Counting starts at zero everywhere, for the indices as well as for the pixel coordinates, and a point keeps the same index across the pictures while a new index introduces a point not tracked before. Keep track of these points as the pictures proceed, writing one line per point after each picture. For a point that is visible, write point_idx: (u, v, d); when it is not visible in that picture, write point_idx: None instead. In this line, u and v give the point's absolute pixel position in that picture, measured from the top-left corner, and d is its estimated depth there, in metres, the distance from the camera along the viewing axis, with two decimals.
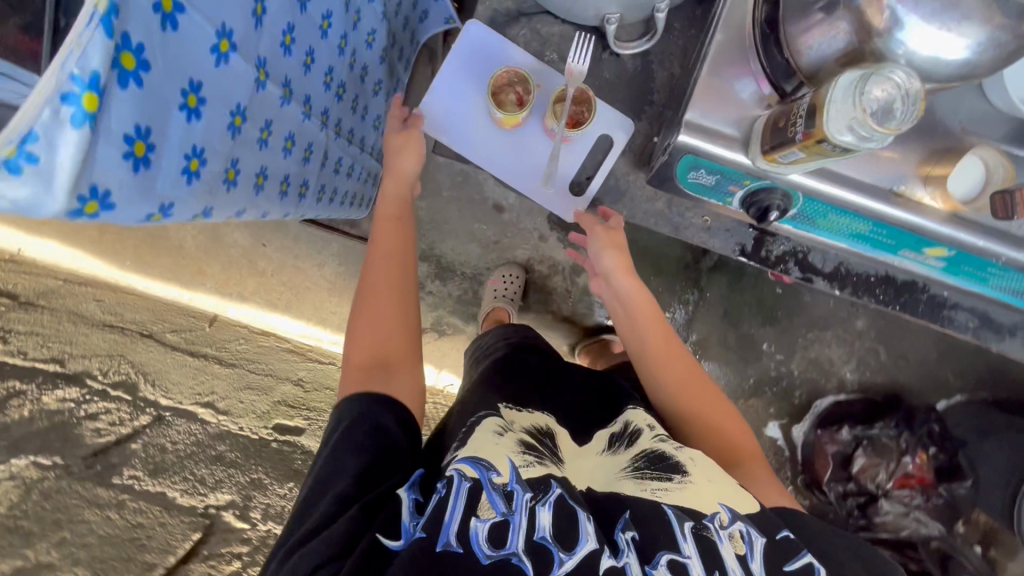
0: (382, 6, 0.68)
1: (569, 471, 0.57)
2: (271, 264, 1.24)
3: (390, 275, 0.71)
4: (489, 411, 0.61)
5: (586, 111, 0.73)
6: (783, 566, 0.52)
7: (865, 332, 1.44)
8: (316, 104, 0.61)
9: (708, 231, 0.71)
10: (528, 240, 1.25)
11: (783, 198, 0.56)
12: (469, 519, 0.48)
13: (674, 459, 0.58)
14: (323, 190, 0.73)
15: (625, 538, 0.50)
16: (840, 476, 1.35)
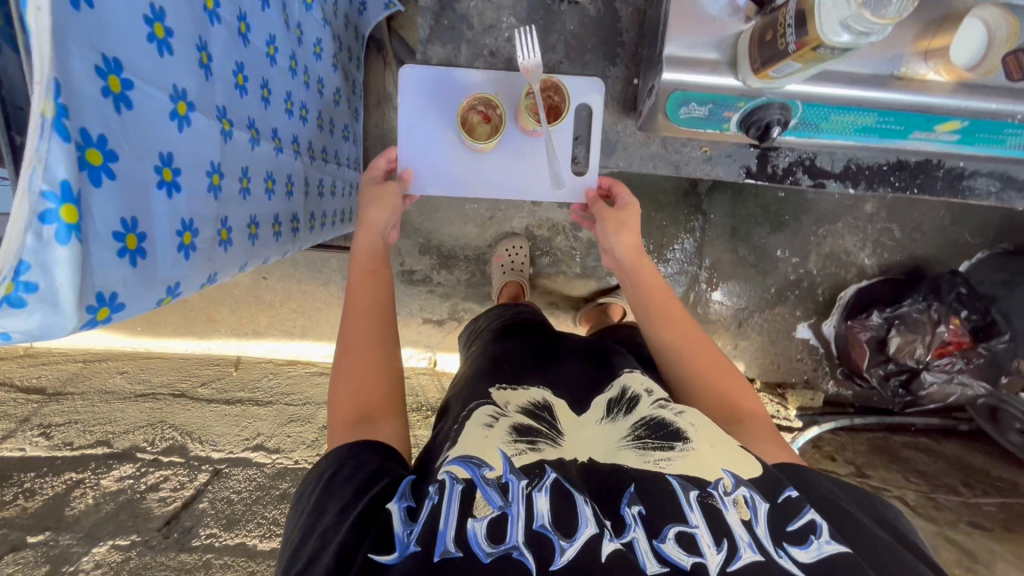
0: (320, 11, 0.64)
1: (564, 450, 0.58)
2: (278, 295, 1.25)
3: (372, 328, 0.65)
4: (481, 399, 0.63)
5: (556, 96, 0.69)
6: (787, 527, 0.51)
7: (875, 215, 1.42)
8: (284, 135, 0.59)
9: (709, 161, 0.70)
10: (522, 208, 1.23)
11: (782, 110, 0.53)
12: (466, 520, 0.48)
13: (675, 425, 0.60)
14: (313, 217, 0.72)
15: (632, 513, 0.51)
16: (878, 359, 1.34)
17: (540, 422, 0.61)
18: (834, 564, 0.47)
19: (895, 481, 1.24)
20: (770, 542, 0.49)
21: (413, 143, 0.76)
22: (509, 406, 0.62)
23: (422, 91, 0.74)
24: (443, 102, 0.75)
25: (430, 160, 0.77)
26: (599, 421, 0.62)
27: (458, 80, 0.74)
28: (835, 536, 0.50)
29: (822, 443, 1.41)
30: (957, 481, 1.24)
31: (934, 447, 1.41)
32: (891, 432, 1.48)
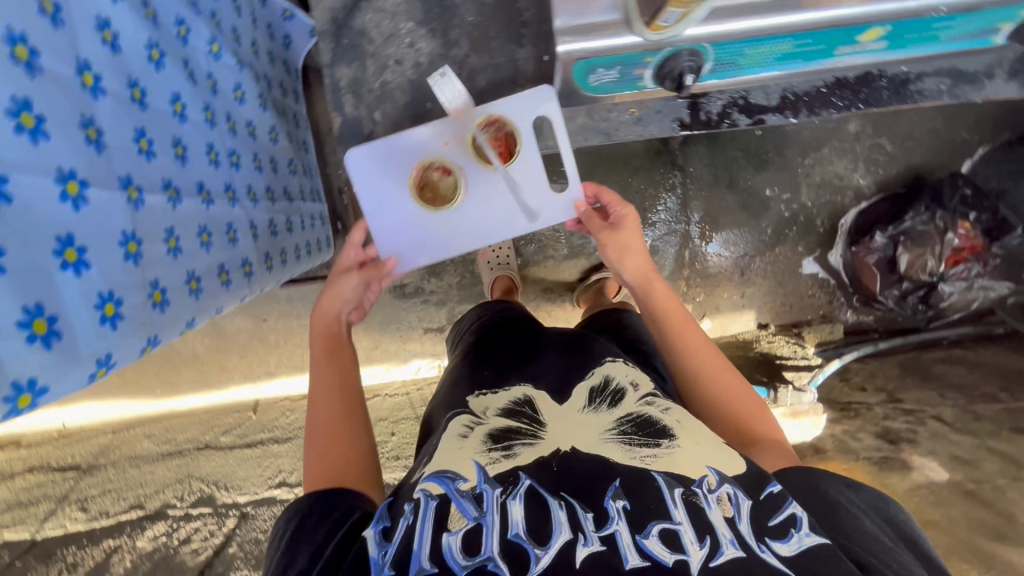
0: (234, 56, 0.65)
1: (542, 447, 0.63)
2: (280, 333, 1.28)
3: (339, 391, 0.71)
4: (460, 410, 0.70)
5: (501, 125, 0.75)
6: (768, 522, 0.55)
7: (861, 132, 1.37)
8: (212, 186, 0.60)
9: (640, 122, 0.69)
10: None
11: (691, 57, 0.53)
12: (442, 535, 0.55)
13: (663, 423, 0.65)
14: (271, 256, 0.74)
15: (616, 507, 0.56)
16: (891, 280, 1.29)
17: (518, 419, 0.67)
18: (814, 559, 0.52)
19: (929, 401, 1.20)
20: (752, 538, 0.54)
21: (386, 219, 0.79)
22: (487, 413, 0.68)
23: (384, 167, 0.77)
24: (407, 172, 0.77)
25: (407, 231, 0.79)
26: (581, 411, 0.67)
27: (411, 144, 0.76)
28: (814, 528, 0.55)
29: (849, 376, 1.37)
30: (997, 389, 1.20)
31: (970, 358, 1.35)
32: (924, 351, 1.43)
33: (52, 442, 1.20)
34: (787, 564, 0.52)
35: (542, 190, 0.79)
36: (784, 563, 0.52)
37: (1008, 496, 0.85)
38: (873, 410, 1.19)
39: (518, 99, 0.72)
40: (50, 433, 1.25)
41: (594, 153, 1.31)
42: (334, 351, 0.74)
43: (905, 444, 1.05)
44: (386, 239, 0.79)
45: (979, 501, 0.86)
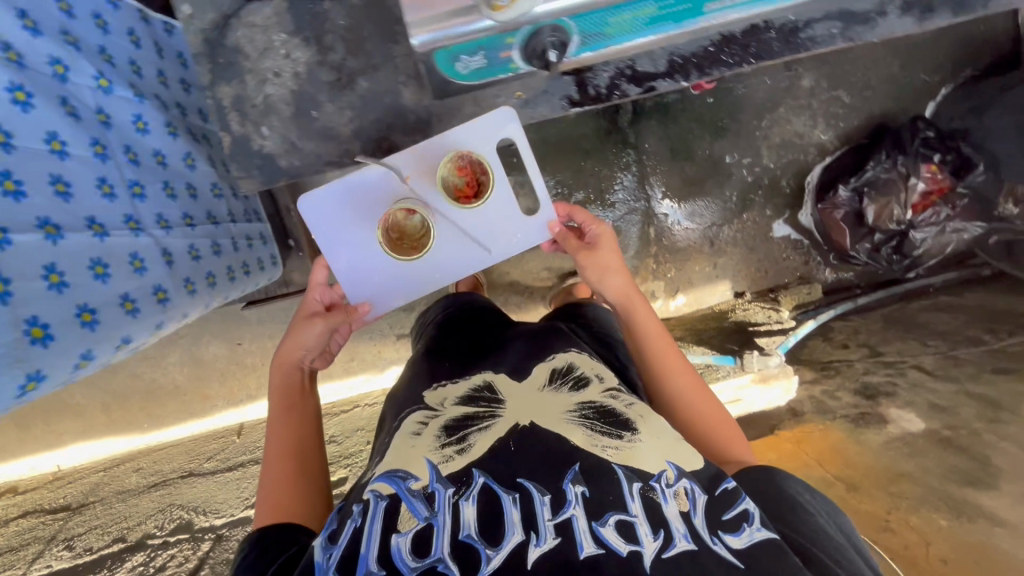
0: (128, 87, 0.65)
1: (496, 429, 0.64)
2: (256, 355, 1.29)
3: (287, 421, 0.73)
4: (417, 405, 0.70)
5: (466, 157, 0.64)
6: (723, 516, 0.57)
7: (816, 87, 1.34)
8: (108, 219, 0.59)
9: (528, 104, 0.63)
10: None
11: (554, 33, 0.50)
12: (391, 537, 0.56)
13: (625, 416, 0.65)
14: (197, 280, 0.70)
15: (575, 492, 0.58)
16: (861, 233, 1.27)
17: (476, 404, 0.68)
18: (761, 552, 0.54)
19: (911, 351, 1.18)
20: (704, 531, 0.56)
21: (350, 262, 0.80)
22: (443, 404, 0.69)
23: (342, 210, 0.77)
24: (366, 213, 0.77)
25: (374, 272, 0.81)
26: (541, 390, 0.68)
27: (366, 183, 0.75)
28: (765, 522, 0.56)
29: (832, 334, 1.35)
30: (980, 331, 1.17)
31: (954, 303, 1.32)
32: (908, 300, 1.41)
33: (47, 485, 1.24)
34: (736, 556, 0.54)
35: (511, 218, 0.81)
36: (733, 556, 0.54)
37: (983, 439, 0.82)
38: (853, 366, 1.17)
39: (479, 120, 0.63)
40: (46, 477, 1.29)
41: (545, 141, 1.30)
42: (293, 404, 0.74)
43: (884, 397, 1.02)
44: (355, 279, 0.81)
45: (953, 447, 0.83)
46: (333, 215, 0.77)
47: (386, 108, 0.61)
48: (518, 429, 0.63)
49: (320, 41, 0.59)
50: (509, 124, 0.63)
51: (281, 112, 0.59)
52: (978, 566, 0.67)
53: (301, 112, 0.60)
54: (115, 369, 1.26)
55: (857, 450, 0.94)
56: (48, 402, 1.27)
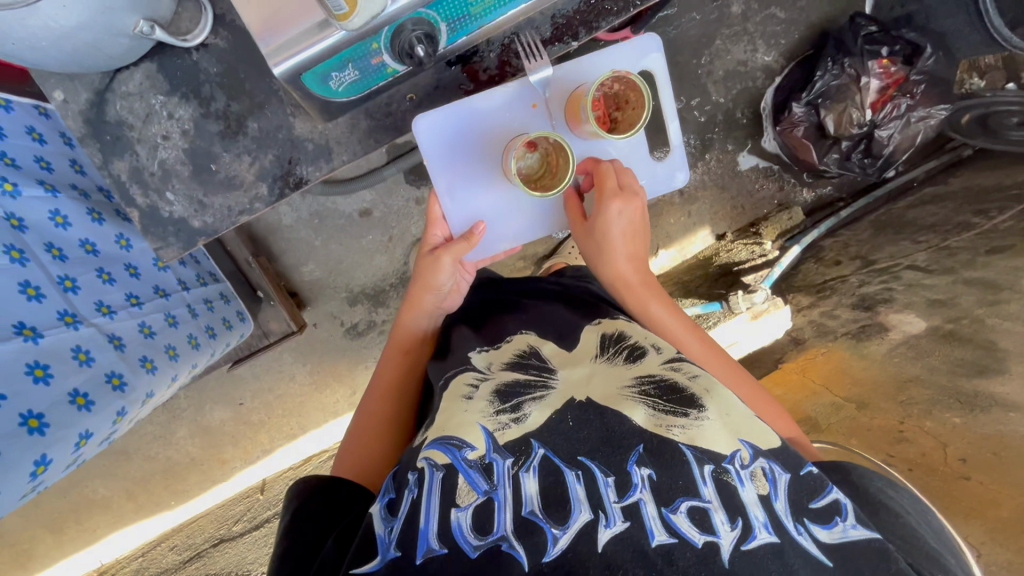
0: (36, 187, 0.65)
1: (551, 402, 0.65)
2: (261, 410, 1.30)
3: (395, 370, 0.83)
4: (464, 366, 0.72)
5: (611, 88, 0.74)
6: (808, 503, 0.57)
7: (747, 10, 1.30)
8: (39, 320, 0.60)
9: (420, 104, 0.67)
10: (410, 214, 1.23)
11: (415, 25, 0.46)
12: (451, 512, 0.58)
13: (689, 391, 0.64)
14: (154, 357, 0.71)
15: (642, 476, 0.57)
16: (826, 145, 1.23)
17: (526, 371, 0.69)
18: (854, 549, 0.54)
19: (903, 251, 1.15)
20: (788, 515, 0.56)
21: (464, 199, 0.82)
22: (491, 367, 0.70)
23: (467, 136, 0.78)
24: (492, 138, 0.78)
25: (489, 210, 0.83)
26: (595, 359, 0.70)
27: (493, 105, 0.75)
28: (859, 520, 0.56)
29: (823, 253, 1.32)
30: (970, 216, 1.13)
31: (941, 193, 1.29)
32: (893, 200, 1.38)
33: None
34: (825, 549, 0.54)
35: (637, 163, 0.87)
36: (822, 548, 0.54)
37: (987, 325, 0.78)
38: (847, 281, 1.14)
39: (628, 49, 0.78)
40: None
41: None
42: (409, 349, 0.84)
43: (881, 304, 0.99)
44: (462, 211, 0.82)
45: (957, 339, 0.80)
46: (447, 142, 0.77)
47: (284, 142, 0.61)
48: (574, 403, 0.64)
49: (200, 95, 0.59)
50: (655, 52, 0.79)
51: (181, 174, 0.60)
52: (998, 456, 0.66)
53: (201, 168, 0.60)
54: (129, 455, 1.27)
55: (862, 365, 0.93)
56: (72, 502, 1.28)
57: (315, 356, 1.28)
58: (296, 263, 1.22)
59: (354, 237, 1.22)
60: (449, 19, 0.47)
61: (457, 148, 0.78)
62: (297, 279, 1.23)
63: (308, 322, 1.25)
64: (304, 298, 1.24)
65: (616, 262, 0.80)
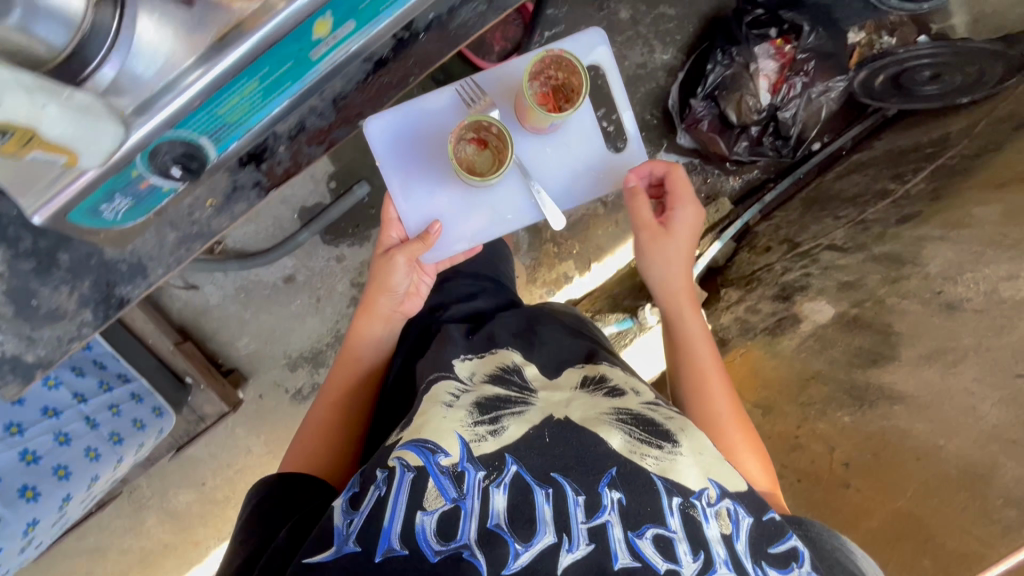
0: None
1: (528, 418, 0.67)
2: (224, 486, 1.30)
3: (343, 380, 0.89)
4: (446, 373, 0.73)
5: (551, 74, 0.87)
6: (766, 548, 0.61)
7: (635, 17, 1.30)
8: None
9: (221, 210, 0.57)
10: (334, 273, 1.24)
11: (168, 148, 0.48)
12: (416, 515, 0.57)
13: (665, 426, 0.68)
14: (43, 483, 0.85)
15: (612, 499, 0.60)
16: (733, 135, 1.21)
17: (508, 387, 0.71)
18: None
19: (824, 230, 1.12)
20: (747, 555, 0.60)
21: (417, 200, 0.94)
22: (473, 378, 0.72)
23: (421, 141, 0.95)
24: (439, 142, 0.95)
25: (443, 209, 0.95)
26: (576, 388, 0.74)
27: (442, 109, 0.94)
28: (814, 567, 0.60)
29: (756, 241, 1.29)
30: (886, 181, 1.12)
31: (864, 159, 1.26)
32: (823, 172, 1.34)
33: None
34: None
35: (594, 153, 0.97)
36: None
37: (887, 306, 0.78)
38: (773, 269, 1.12)
39: (579, 41, 0.96)
40: None
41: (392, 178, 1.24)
42: (357, 359, 0.90)
43: (798, 293, 0.98)
44: (420, 205, 0.94)
45: (862, 325, 0.79)
46: (405, 137, 0.94)
47: (97, 269, 0.55)
48: (552, 421, 0.67)
49: (4, 237, 0.52)
50: (602, 45, 0.96)
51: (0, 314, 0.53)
52: (878, 458, 0.66)
53: (20, 305, 0.53)
54: (104, 549, 1.30)
55: (782, 362, 0.91)
56: None
57: (266, 426, 1.29)
58: (230, 339, 1.23)
59: (282, 304, 1.24)
60: (206, 132, 0.49)
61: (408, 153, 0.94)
62: (234, 355, 1.24)
63: (254, 394, 1.26)
64: (244, 371, 1.25)
65: (668, 266, 0.88)
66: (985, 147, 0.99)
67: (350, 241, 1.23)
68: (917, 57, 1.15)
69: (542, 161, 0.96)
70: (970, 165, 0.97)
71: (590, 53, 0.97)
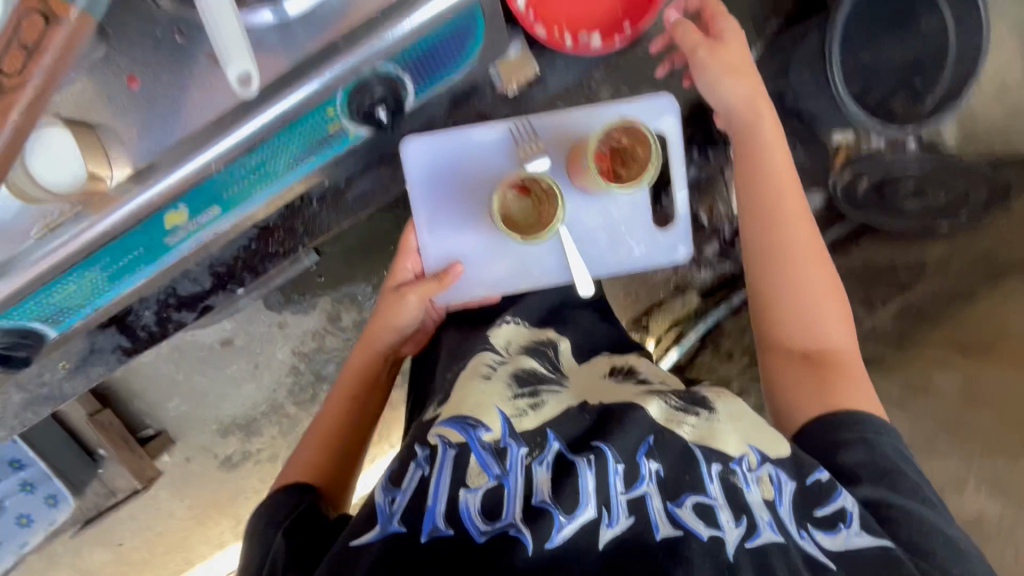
0: None
1: (565, 397, 0.72)
2: (142, 548, 1.23)
3: (343, 396, 0.83)
4: (488, 347, 0.77)
5: (618, 137, 0.79)
6: (811, 511, 0.65)
7: None
8: None
9: (73, 369, 0.79)
10: (274, 339, 1.18)
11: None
12: (461, 491, 0.62)
13: (699, 395, 0.73)
14: None
15: (650, 470, 0.65)
16: (702, 236, 1.19)
17: (542, 363, 0.77)
18: (858, 556, 0.62)
19: None
20: (790, 520, 0.64)
21: (443, 236, 0.86)
22: (510, 351, 0.77)
23: (457, 169, 0.85)
24: (477, 182, 0.85)
25: (468, 250, 0.87)
26: (605, 374, 0.78)
27: (485, 142, 0.84)
28: (863, 527, 0.63)
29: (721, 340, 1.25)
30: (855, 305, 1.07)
31: (840, 268, 1.20)
32: None
33: None
34: (829, 555, 0.62)
35: (635, 228, 0.91)
36: (820, 554, 0.62)
37: None
38: None
39: (645, 107, 0.87)
40: None
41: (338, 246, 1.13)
42: (362, 375, 0.84)
43: None
44: (446, 243, 0.87)
45: None
46: (441, 158, 0.84)
47: None
48: (587, 404, 0.72)
49: None
50: (671, 113, 0.87)
51: None
52: None
53: None
54: None
55: None
56: None
57: (191, 490, 1.22)
58: (158, 399, 1.17)
59: (217, 367, 1.17)
60: (36, 319, 0.64)
61: (441, 182, 0.84)
62: (161, 415, 1.18)
63: (181, 457, 1.20)
64: (172, 433, 1.18)
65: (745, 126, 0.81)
66: (958, 292, 0.95)
67: (293, 308, 1.17)
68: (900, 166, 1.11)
69: (584, 223, 0.89)
70: (939, 311, 0.93)
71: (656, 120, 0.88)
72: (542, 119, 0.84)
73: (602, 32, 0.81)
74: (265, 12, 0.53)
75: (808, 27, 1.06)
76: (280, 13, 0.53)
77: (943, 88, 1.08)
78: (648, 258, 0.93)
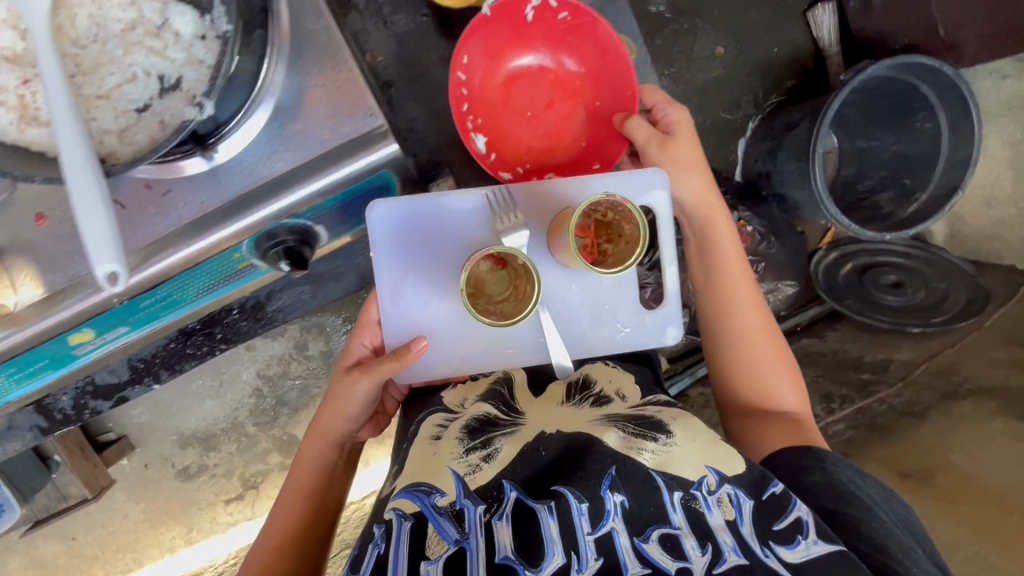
0: None
1: (520, 437, 0.71)
2: (94, 544, 1.26)
3: (302, 496, 0.78)
4: (434, 407, 0.79)
5: (600, 209, 0.72)
6: (771, 526, 0.62)
7: None
8: None
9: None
10: (241, 359, 1.19)
11: None
12: (421, 565, 0.58)
13: (657, 420, 0.72)
14: None
15: (615, 502, 0.62)
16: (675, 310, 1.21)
17: (497, 410, 0.76)
18: (818, 564, 0.59)
19: None
20: (752, 538, 0.61)
21: (409, 306, 0.80)
22: (466, 403, 0.78)
23: (426, 237, 0.79)
24: (450, 250, 0.79)
25: (435, 322, 0.81)
26: (562, 402, 0.77)
27: (456, 211, 0.79)
28: (820, 534, 0.61)
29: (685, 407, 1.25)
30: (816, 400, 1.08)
31: (811, 351, 1.18)
32: None
33: None
34: (790, 567, 0.59)
35: (616, 308, 0.84)
36: (786, 567, 0.59)
37: None
38: None
39: (631, 180, 0.79)
40: None
41: None
42: (322, 471, 0.80)
43: None
44: (413, 316, 0.80)
45: None
46: (405, 224, 0.78)
47: None
48: (546, 436, 0.71)
49: None
50: (660, 189, 0.80)
51: None
52: None
53: None
54: None
55: None
56: None
57: (147, 495, 1.25)
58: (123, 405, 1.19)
59: (182, 381, 1.19)
60: None
61: (406, 249, 0.79)
62: (125, 421, 1.20)
63: (139, 462, 1.22)
64: (133, 439, 1.21)
65: (692, 213, 0.84)
66: (911, 408, 0.94)
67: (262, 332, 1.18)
68: (883, 252, 1.19)
69: (562, 298, 0.82)
70: (890, 425, 0.94)
71: (644, 197, 0.80)
72: (521, 186, 0.79)
73: (554, 168, 0.88)
74: (193, 161, 0.57)
75: (803, 113, 1.06)
76: (209, 159, 0.57)
77: (929, 194, 1.05)
78: (634, 340, 0.85)
